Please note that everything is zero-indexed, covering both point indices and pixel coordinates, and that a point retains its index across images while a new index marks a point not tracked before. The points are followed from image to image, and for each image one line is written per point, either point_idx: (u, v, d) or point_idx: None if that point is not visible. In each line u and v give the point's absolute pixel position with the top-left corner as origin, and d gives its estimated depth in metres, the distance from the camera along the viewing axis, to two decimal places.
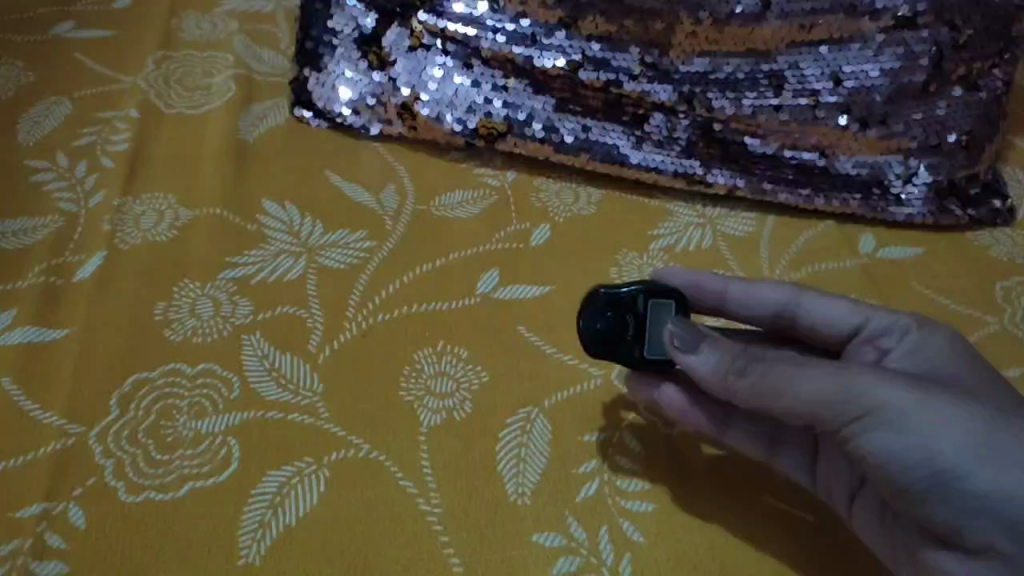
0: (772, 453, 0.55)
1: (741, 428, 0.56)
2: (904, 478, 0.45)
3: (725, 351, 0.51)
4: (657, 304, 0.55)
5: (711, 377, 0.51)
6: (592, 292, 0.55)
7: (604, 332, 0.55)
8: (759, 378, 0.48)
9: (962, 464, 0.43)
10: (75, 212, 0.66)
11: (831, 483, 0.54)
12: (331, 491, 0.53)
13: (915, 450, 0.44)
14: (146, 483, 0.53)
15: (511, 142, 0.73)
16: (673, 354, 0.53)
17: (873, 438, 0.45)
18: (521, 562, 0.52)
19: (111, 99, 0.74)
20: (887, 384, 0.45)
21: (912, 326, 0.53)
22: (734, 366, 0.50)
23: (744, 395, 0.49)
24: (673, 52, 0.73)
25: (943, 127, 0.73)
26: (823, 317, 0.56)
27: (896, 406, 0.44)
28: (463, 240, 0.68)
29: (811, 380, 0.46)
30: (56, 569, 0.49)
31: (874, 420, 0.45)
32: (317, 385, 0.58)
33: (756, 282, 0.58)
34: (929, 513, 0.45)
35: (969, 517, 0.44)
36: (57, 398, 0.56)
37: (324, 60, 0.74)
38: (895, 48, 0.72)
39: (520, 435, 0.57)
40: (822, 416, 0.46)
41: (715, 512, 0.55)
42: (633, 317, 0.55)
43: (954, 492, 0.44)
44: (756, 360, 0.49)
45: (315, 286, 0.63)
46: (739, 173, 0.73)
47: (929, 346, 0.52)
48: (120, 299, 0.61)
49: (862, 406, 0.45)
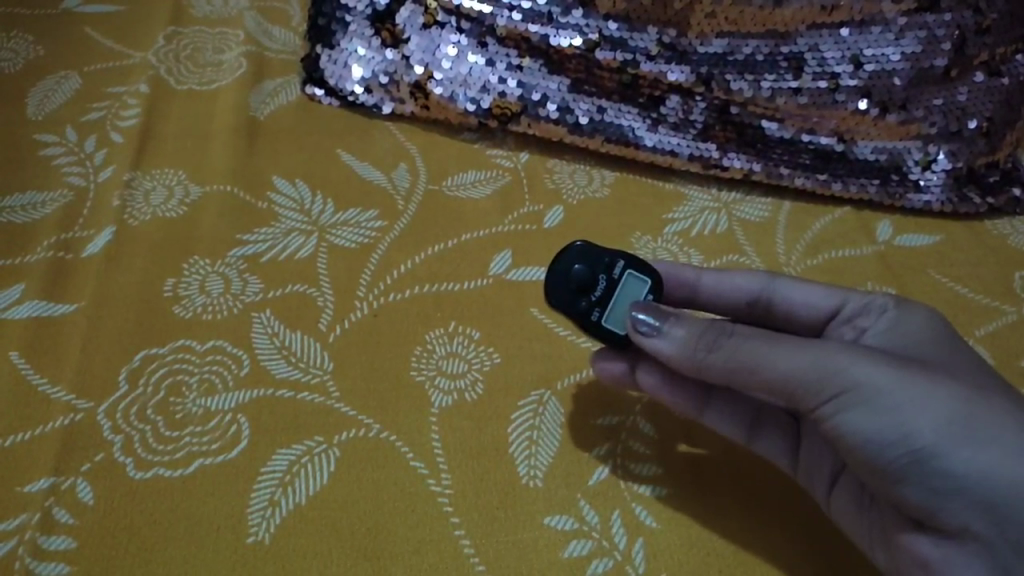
0: (753, 438, 0.54)
1: (719, 408, 0.55)
2: (881, 459, 0.44)
3: (691, 325, 0.47)
4: (634, 277, 0.52)
5: (679, 356, 0.47)
6: (574, 243, 0.52)
7: (569, 283, 0.51)
8: (733, 354, 0.45)
9: (939, 444, 0.42)
10: (84, 187, 0.65)
11: (812, 465, 0.52)
12: (341, 471, 0.53)
13: (891, 428, 0.43)
14: (154, 458, 0.52)
15: (524, 124, 0.72)
16: (635, 337, 0.48)
17: (847, 417, 0.43)
18: (532, 545, 0.51)
19: (121, 74, 0.73)
20: (863, 361, 0.43)
21: (889, 304, 0.51)
22: (703, 341, 0.46)
23: (718, 372, 0.46)
24: (691, 32, 0.71)
25: (963, 113, 0.72)
26: (797, 302, 0.55)
27: (873, 384, 0.42)
28: (476, 220, 0.67)
29: (789, 355, 0.44)
30: (64, 545, 0.48)
31: (850, 397, 0.43)
32: (327, 363, 0.57)
33: (728, 271, 0.57)
34: (906, 494, 0.44)
35: (946, 498, 0.43)
36: (66, 372, 0.55)
37: (336, 37, 0.73)
38: (917, 31, 0.70)
39: (532, 417, 0.56)
40: (798, 393, 0.44)
41: (701, 510, 0.53)
42: (604, 280, 0.51)
43: (932, 472, 0.42)
44: (727, 333, 0.45)
45: (325, 265, 0.63)
46: (755, 157, 0.72)
47: (908, 323, 0.50)
48: (130, 274, 0.61)
49: (838, 383, 0.43)
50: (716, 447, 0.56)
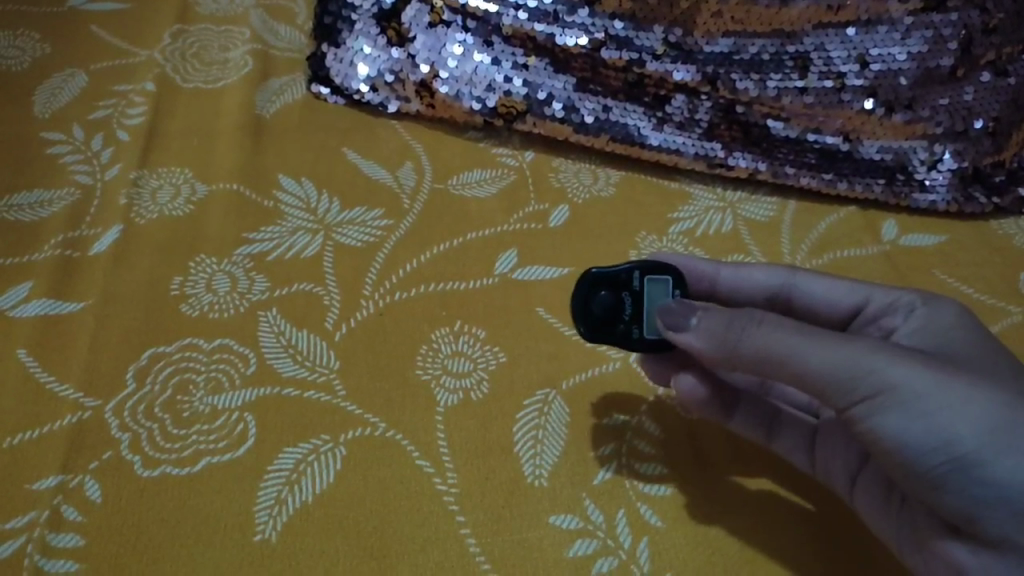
0: (771, 436, 0.55)
1: (744, 413, 0.55)
2: (917, 464, 0.42)
3: (718, 315, 0.47)
4: (654, 280, 0.52)
5: (709, 349, 0.47)
6: (587, 270, 0.53)
7: (597, 313, 0.52)
8: (761, 344, 0.44)
9: (982, 450, 0.41)
10: (91, 185, 0.65)
11: (830, 463, 0.53)
12: (346, 469, 0.53)
13: (927, 433, 0.41)
14: (161, 456, 0.52)
15: (530, 122, 0.72)
16: (669, 335, 0.49)
17: (880, 420, 0.43)
18: (538, 544, 0.51)
19: (128, 72, 0.73)
20: (898, 362, 0.42)
21: (917, 302, 0.51)
22: (731, 330, 0.45)
23: (749, 361, 0.45)
24: (697, 32, 0.72)
25: (969, 113, 0.72)
26: (819, 300, 0.55)
27: (910, 389, 0.42)
28: (482, 219, 0.67)
29: (818, 351, 0.43)
30: (72, 542, 0.49)
31: (886, 399, 0.42)
32: (333, 361, 0.58)
33: (746, 265, 0.57)
34: (944, 501, 0.43)
35: (984, 506, 0.41)
36: (73, 370, 0.55)
37: (342, 35, 0.73)
38: (923, 31, 0.71)
39: (538, 417, 0.57)
40: (828, 393, 0.43)
41: (706, 510, 0.53)
42: (628, 296, 0.52)
43: (970, 479, 0.41)
44: (755, 321, 0.45)
45: (332, 264, 0.63)
46: (761, 156, 0.72)
47: (936, 319, 0.49)
48: (137, 272, 0.61)
49: (870, 384, 0.42)
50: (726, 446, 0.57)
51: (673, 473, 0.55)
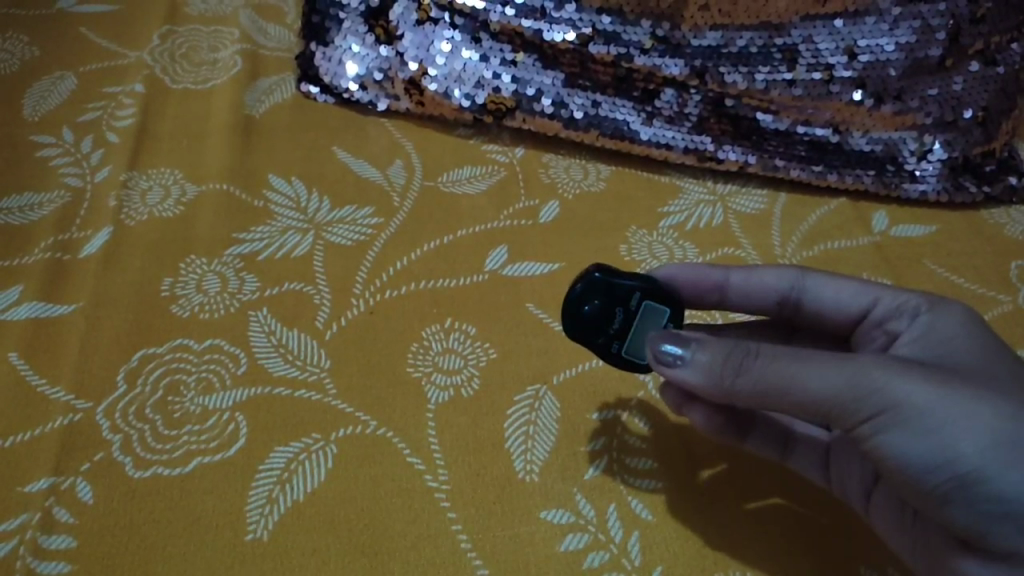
0: (787, 455, 0.54)
1: (763, 435, 0.55)
2: (924, 481, 0.42)
3: (715, 348, 0.45)
4: (652, 304, 0.51)
5: (705, 382, 0.45)
6: (593, 270, 0.51)
7: (585, 314, 0.51)
8: (760, 375, 0.43)
9: (985, 466, 0.40)
10: (81, 187, 0.66)
11: (846, 479, 0.52)
12: (338, 467, 0.53)
13: (932, 450, 0.41)
14: (153, 457, 0.53)
15: (520, 119, 0.72)
16: (660, 369, 0.47)
17: (886, 438, 0.42)
18: (529, 539, 0.51)
19: (117, 74, 0.73)
20: (901, 378, 0.41)
21: (923, 306, 0.50)
22: (729, 364, 0.44)
23: (747, 395, 0.44)
24: (685, 25, 0.72)
25: (959, 103, 0.73)
26: (827, 301, 0.54)
27: (912, 405, 0.41)
28: (472, 216, 0.67)
29: (821, 375, 0.42)
30: (64, 543, 0.49)
31: (890, 417, 0.41)
32: (323, 360, 0.58)
33: (756, 268, 0.56)
34: (951, 517, 0.43)
35: (992, 520, 0.41)
36: (65, 372, 0.56)
37: (330, 34, 0.74)
38: (911, 21, 0.71)
39: (529, 412, 0.57)
40: (832, 414, 0.43)
41: (694, 507, 0.53)
42: (622, 312, 0.51)
43: (977, 495, 0.41)
44: (753, 354, 0.44)
45: (322, 263, 0.63)
46: (751, 149, 0.72)
47: (940, 323, 0.48)
48: (127, 274, 0.61)
49: (875, 403, 0.41)
50: (730, 451, 0.56)
51: (662, 468, 0.55)
